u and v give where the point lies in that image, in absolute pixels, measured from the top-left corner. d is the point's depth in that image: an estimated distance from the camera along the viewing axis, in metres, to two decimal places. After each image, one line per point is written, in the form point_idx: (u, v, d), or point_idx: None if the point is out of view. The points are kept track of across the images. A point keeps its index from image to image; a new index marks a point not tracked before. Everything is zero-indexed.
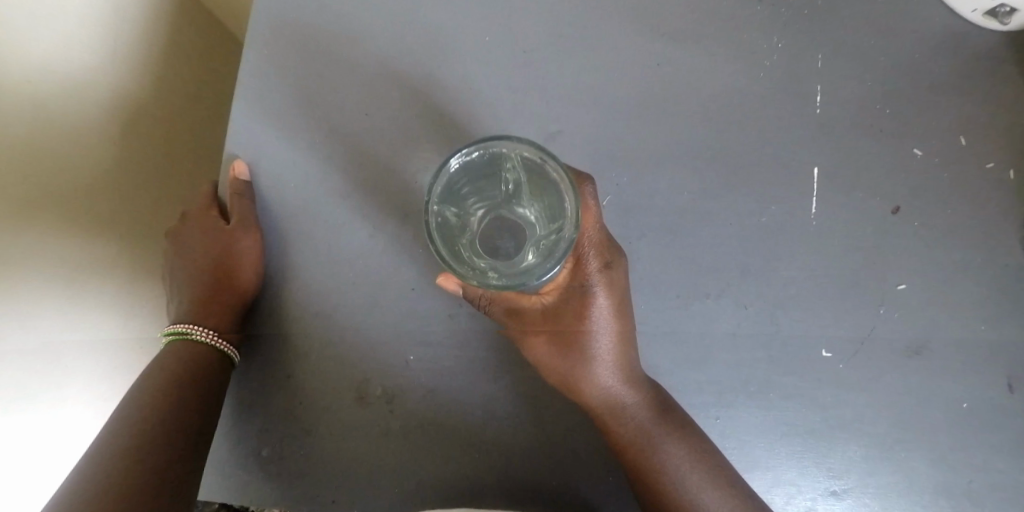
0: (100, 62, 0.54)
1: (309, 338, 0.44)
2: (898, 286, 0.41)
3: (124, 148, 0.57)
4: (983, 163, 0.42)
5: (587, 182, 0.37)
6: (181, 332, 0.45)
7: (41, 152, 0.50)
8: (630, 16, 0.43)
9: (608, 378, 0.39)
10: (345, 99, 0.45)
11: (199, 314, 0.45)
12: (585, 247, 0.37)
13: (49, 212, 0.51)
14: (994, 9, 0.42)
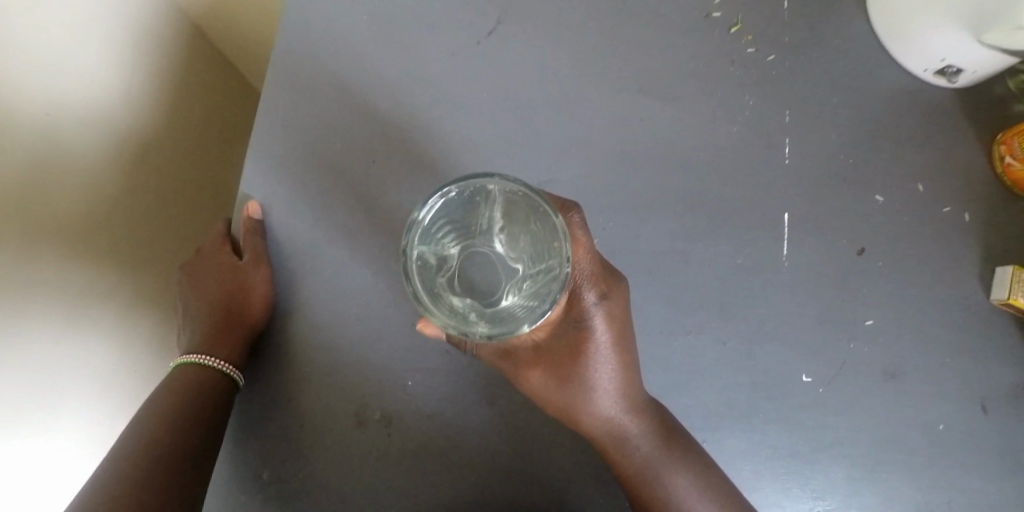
0: (103, 101, 0.57)
1: (313, 364, 0.46)
2: (866, 321, 0.45)
3: (122, 178, 0.60)
4: (942, 206, 0.46)
5: (575, 215, 0.37)
6: (197, 360, 0.47)
7: (51, 187, 0.52)
8: (615, 73, 0.47)
9: (608, 408, 0.39)
10: (356, 148, 0.49)
11: (213, 343, 0.47)
12: (580, 280, 0.36)
13: (60, 243, 0.54)
14: (942, 69, 0.46)
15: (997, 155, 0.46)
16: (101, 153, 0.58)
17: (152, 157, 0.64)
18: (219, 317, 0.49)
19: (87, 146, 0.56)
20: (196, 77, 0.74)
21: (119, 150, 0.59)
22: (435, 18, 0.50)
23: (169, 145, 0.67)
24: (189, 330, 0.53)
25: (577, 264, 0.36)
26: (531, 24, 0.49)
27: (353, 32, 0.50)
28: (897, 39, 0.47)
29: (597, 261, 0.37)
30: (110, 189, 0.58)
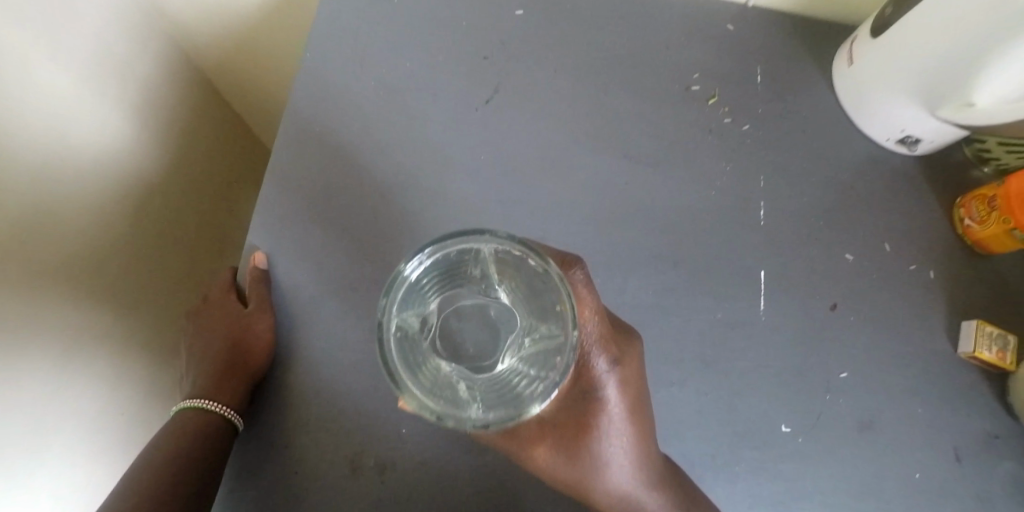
0: (102, 142, 0.60)
1: (311, 412, 0.48)
2: (841, 375, 0.47)
3: (111, 218, 0.61)
4: (907, 264, 0.50)
5: (577, 267, 0.35)
6: (202, 403, 0.48)
7: (52, 229, 0.53)
8: (603, 141, 0.52)
9: (619, 474, 0.38)
10: (360, 204, 0.52)
11: (216, 388, 0.48)
12: (589, 345, 0.34)
13: (53, 283, 0.54)
14: (903, 139, 0.51)
15: (957, 217, 0.51)
16: (112, 202, 0.61)
17: (156, 201, 0.69)
18: (222, 363, 0.50)
19: (87, 185, 0.58)
20: (190, 119, 0.76)
21: (112, 189, 0.62)
22: (436, 86, 0.54)
23: (171, 190, 0.72)
24: (193, 375, 0.55)
25: (586, 327, 0.34)
26: (526, 94, 0.53)
27: (359, 98, 0.54)
28: (861, 111, 0.52)
29: (603, 320, 0.36)
30: (118, 231, 0.62)
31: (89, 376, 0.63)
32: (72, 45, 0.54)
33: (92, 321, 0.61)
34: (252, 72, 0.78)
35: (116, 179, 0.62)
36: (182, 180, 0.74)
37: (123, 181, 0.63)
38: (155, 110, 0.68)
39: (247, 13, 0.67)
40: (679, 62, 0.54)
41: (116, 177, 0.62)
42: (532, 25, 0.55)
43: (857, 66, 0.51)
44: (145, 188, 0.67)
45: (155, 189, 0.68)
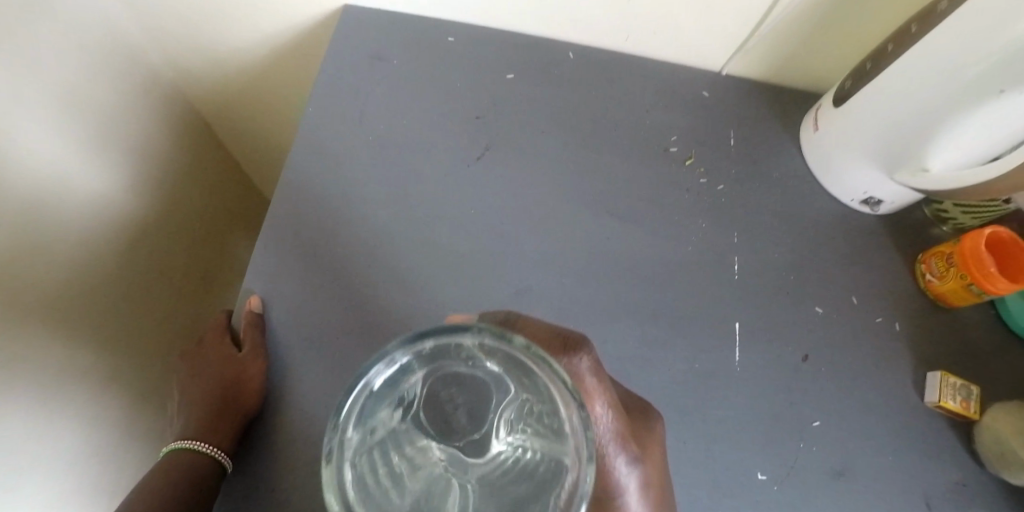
0: (94, 181, 0.62)
1: (300, 455, 0.47)
2: (814, 423, 0.49)
3: (96, 254, 0.63)
4: (873, 317, 0.53)
5: (585, 353, 0.32)
6: (189, 444, 0.46)
7: (37, 265, 0.54)
8: (589, 198, 0.55)
9: None
10: (354, 249, 0.53)
11: (205, 429, 0.46)
12: (606, 446, 0.32)
13: (39, 317, 0.55)
14: (866, 200, 0.56)
15: (919, 272, 0.55)
16: (106, 244, 0.64)
17: (150, 240, 0.72)
18: (210, 402, 0.49)
19: (74, 223, 0.59)
20: (185, 159, 0.79)
21: (99, 226, 0.63)
22: (431, 142, 0.57)
23: (165, 230, 0.75)
24: (176, 417, 0.52)
25: (600, 426, 0.31)
26: (517, 152, 0.57)
27: (357, 150, 0.57)
28: (826, 173, 0.57)
29: (619, 415, 0.33)
30: (113, 268, 0.65)
31: (78, 410, 0.64)
32: (79, 99, 0.58)
33: (86, 356, 0.63)
34: (250, 122, 0.82)
35: (105, 217, 0.64)
36: (175, 222, 0.77)
37: (111, 219, 0.65)
38: (152, 156, 0.72)
39: (244, 67, 0.71)
40: (660, 126, 0.59)
41: (106, 215, 0.64)
42: (524, 88, 0.60)
43: (822, 132, 0.56)
44: (132, 225, 0.68)
45: (142, 227, 0.70)
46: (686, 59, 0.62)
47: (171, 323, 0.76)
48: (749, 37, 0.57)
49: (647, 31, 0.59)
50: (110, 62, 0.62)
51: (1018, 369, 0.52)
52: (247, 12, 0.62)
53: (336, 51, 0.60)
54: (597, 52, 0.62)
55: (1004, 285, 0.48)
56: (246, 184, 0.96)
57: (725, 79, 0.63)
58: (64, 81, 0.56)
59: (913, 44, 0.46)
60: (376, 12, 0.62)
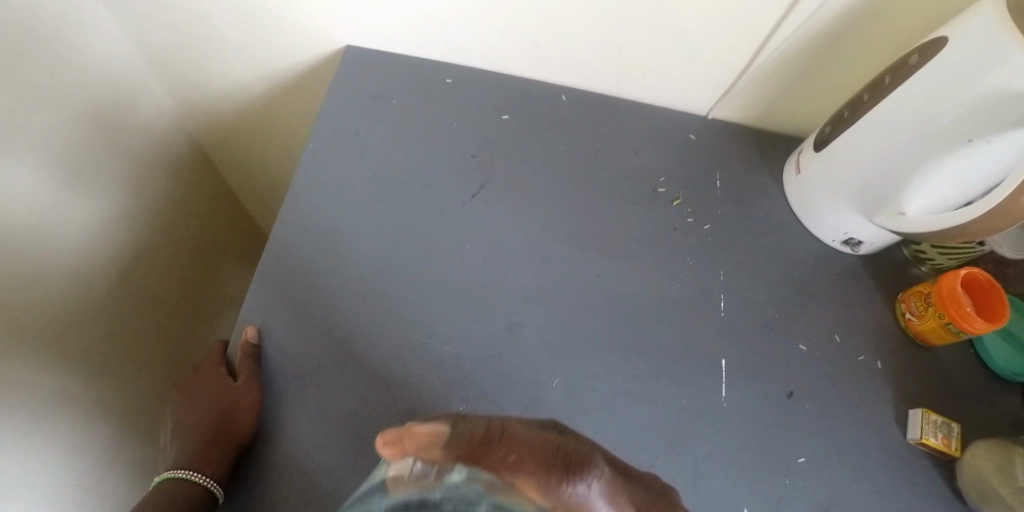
0: (90, 209, 0.63)
1: (290, 486, 0.46)
2: (799, 459, 0.50)
3: (88, 280, 0.63)
4: (855, 355, 0.55)
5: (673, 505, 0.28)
6: (183, 475, 0.46)
7: (29, 291, 0.55)
8: (581, 237, 0.57)
9: None
10: (349, 280, 0.54)
11: (198, 459, 0.46)
12: None
13: (29, 343, 0.56)
14: (846, 240, 0.58)
15: (899, 311, 0.57)
16: (101, 272, 0.65)
17: (143, 269, 0.73)
18: (204, 432, 0.49)
19: (69, 250, 0.60)
20: (183, 186, 0.81)
21: (95, 254, 0.64)
22: (427, 179, 0.59)
23: (159, 259, 0.76)
24: (167, 449, 0.52)
25: None
26: (511, 190, 0.59)
27: (355, 186, 0.58)
28: (810, 215, 0.59)
29: None
30: (107, 297, 0.66)
31: (67, 439, 0.64)
32: (80, 130, 0.60)
33: (77, 384, 0.63)
34: (250, 156, 0.84)
35: (101, 244, 0.65)
36: (169, 249, 0.78)
37: (106, 245, 0.66)
38: (150, 184, 0.73)
39: (246, 102, 0.74)
40: (648, 168, 0.62)
41: (102, 242, 0.65)
42: (518, 128, 0.62)
43: (804, 175, 0.58)
44: (126, 252, 0.70)
45: (135, 253, 0.71)
46: (674, 103, 0.65)
47: (162, 352, 0.77)
48: (733, 85, 0.60)
49: (636, 76, 0.62)
50: (115, 94, 0.64)
51: (997, 407, 0.54)
52: (254, 51, 0.65)
53: (337, 89, 0.62)
54: (588, 95, 0.65)
55: (981, 324, 0.49)
56: (243, 215, 0.98)
57: (711, 122, 0.66)
58: (67, 112, 0.58)
59: (887, 93, 0.48)
60: (376, 53, 0.65)
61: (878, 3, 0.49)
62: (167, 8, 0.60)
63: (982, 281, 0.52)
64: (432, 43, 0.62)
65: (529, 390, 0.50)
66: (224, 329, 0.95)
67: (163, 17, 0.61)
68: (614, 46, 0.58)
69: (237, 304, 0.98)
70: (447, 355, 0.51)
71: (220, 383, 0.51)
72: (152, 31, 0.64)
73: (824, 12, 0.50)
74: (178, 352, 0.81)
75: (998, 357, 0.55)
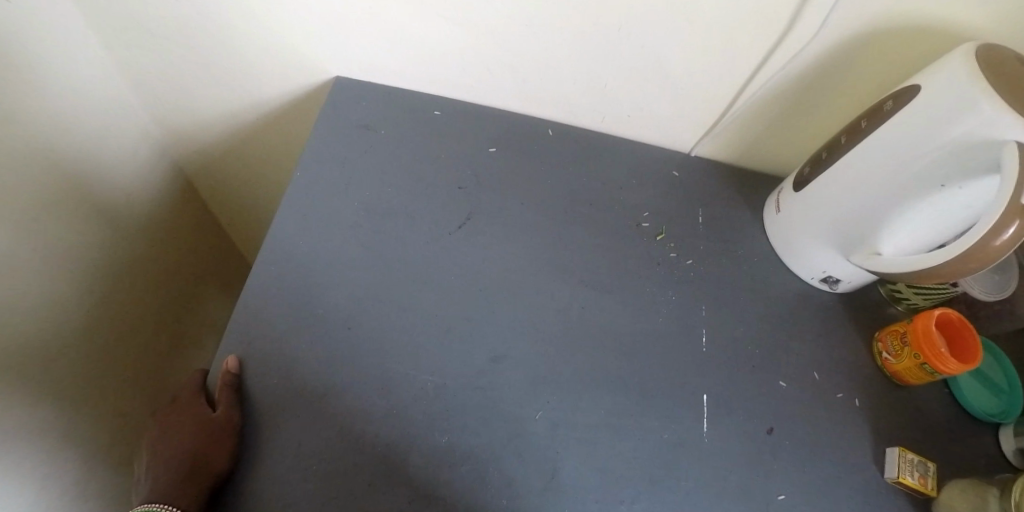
0: (66, 231, 0.62)
1: None
2: (779, 496, 0.50)
3: (63, 303, 0.62)
4: (834, 391, 0.56)
5: None
6: (157, 508, 0.44)
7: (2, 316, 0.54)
8: (565, 270, 0.58)
9: None
10: (333, 310, 0.54)
11: (173, 493, 0.45)
12: None
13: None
14: (824, 278, 0.59)
15: (876, 350, 0.58)
16: (77, 297, 0.64)
17: (121, 295, 0.72)
18: (182, 466, 0.47)
19: (44, 272, 0.59)
20: (165, 207, 0.80)
21: (71, 275, 0.63)
22: (414, 210, 0.59)
23: (139, 284, 0.75)
24: (141, 482, 0.50)
25: None
26: (497, 222, 0.60)
27: (340, 215, 0.58)
28: (790, 253, 0.61)
29: None
30: (82, 323, 0.65)
31: (34, 470, 0.62)
32: (60, 155, 0.60)
33: (48, 413, 0.62)
34: (235, 181, 0.84)
35: (77, 265, 0.64)
36: (149, 270, 0.77)
37: (83, 266, 0.65)
38: (131, 205, 0.72)
39: (232, 128, 0.74)
40: (633, 203, 0.63)
41: (78, 263, 0.64)
42: (504, 162, 0.63)
43: (785, 213, 0.60)
44: (104, 273, 0.69)
45: (113, 274, 0.70)
46: (657, 140, 0.66)
47: (138, 379, 0.76)
48: (714, 124, 0.62)
49: (620, 113, 0.63)
50: (98, 120, 0.64)
51: (970, 446, 0.55)
52: (244, 80, 0.66)
53: (326, 120, 0.63)
54: (573, 131, 0.67)
55: (954, 365, 0.50)
56: (225, 241, 0.97)
57: (694, 159, 0.67)
58: (48, 138, 0.58)
59: (864, 137, 0.50)
60: (366, 85, 0.66)
61: (853, 51, 0.50)
62: (154, 34, 0.61)
63: (968, 335, 0.53)
64: (420, 77, 0.63)
65: (511, 424, 0.50)
66: (203, 355, 0.94)
67: (152, 44, 0.62)
68: (598, 83, 0.59)
69: (216, 332, 0.97)
70: (430, 387, 0.51)
71: (199, 413, 0.50)
72: (141, 58, 0.64)
73: (803, 56, 0.52)
74: (153, 379, 0.80)
75: (972, 398, 0.57)
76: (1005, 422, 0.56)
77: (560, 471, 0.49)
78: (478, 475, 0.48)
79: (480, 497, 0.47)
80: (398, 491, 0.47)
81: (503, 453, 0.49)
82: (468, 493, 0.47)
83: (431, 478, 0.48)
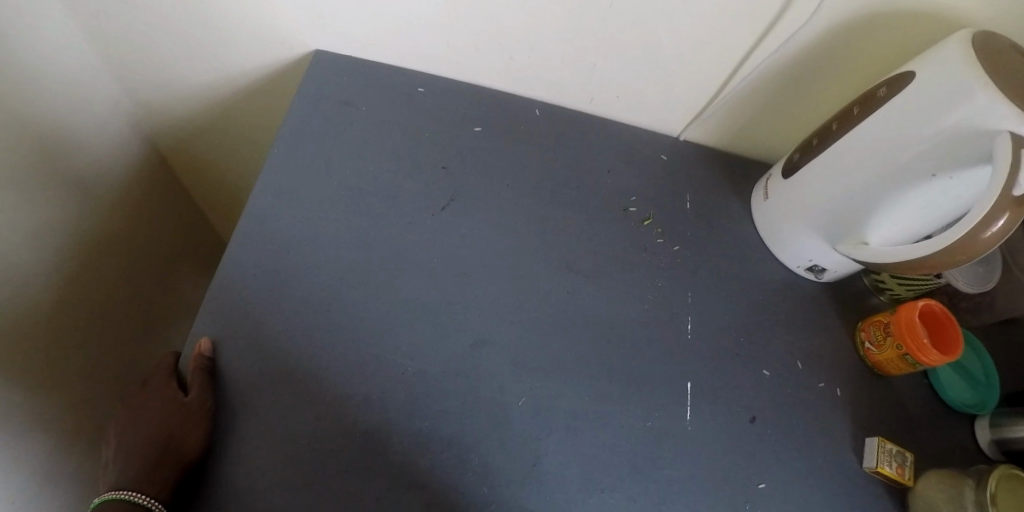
0: (34, 204, 0.59)
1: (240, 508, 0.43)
2: (760, 484, 0.50)
3: (31, 279, 0.60)
4: (817, 381, 0.56)
5: None
6: (127, 495, 0.43)
7: None
8: (550, 254, 0.57)
9: None
10: (310, 291, 0.52)
11: (144, 479, 0.43)
12: None
13: None
14: (810, 267, 0.59)
15: (859, 340, 0.58)
16: (46, 274, 0.62)
17: (90, 273, 0.69)
18: (150, 451, 0.45)
19: (12, 246, 0.57)
20: (137, 180, 0.77)
21: (39, 250, 0.61)
22: (396, 190, 0.57)
23: (108, 261, 0.72)
24: (109, 468, 0.48)
25: None
26: (482, 204, 0.58)
27: (319, 193, 0.56)
28: (776, 241, 0.60)
29: None
30: (49, 303, 0.63)
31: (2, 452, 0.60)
32: (26, 131, 0.57)
33: (15, 395, 0.59)
34: (211, 157, 0.81)
35: (46, 239, 0.62)
36: (118, 246, 0.74)
37: (51, 241, 0.62)
38: (101, 179, 0.69)
39: (207, 101, 0.71)
40: (620, 187, 0.62)
41: (46, 236, 0.62)
42: (490, 143, 0.62)
43: (773, 200, 0.59)
44: (73, 248, 0.66)
45: (82, 249, 0.67)
46: (647, 124, 0.65)
47: (107, 360, 0.73)
48: (704, 108, 0.60)
49: (609, 94, 0.61)
50: (64, 90, 0.61)
51: (947, 436, 0.56)
52: (217, 53, 0.63)
53: (305, 94, 0.60)
54: (561, 111, 0.65)
55: (935, 356, 0.50)
56: (200, 219, 0.94)
57: (683, 144, 0.66)
58: (14, 112, 0.54)
59: (854, 125, 0.49)
60: (348, 60, 0.63)
61: (849, 35, 0.49)
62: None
63: (950, 327, 0.53)
64: (403, 52, 0.61)
65: (493, 410, 0.49)
66: (177, 337, 0.91)
67: (122, 12, 0.58)
68: (590, 63, 0.57)
69: (190, 313, 0.95)
70: (410, 371, 0.49)
71: (170, 397, 0.48)
72: (108, 25, 0.60)
73: (796, 40, 0.51)
74: (125, 360, 0.78)
75: (950, 389, 0.57)
76: (981, 413, 0.57)
77: (542, 458, 0.48)
78: (458, 462, 0.47)
79: (460, 484, 0.46)
80: (376, 476, 0.46)
81: (483, 440, 0.48)
82: (448, 479, 0.46)
83: (409, 464, 0.46)
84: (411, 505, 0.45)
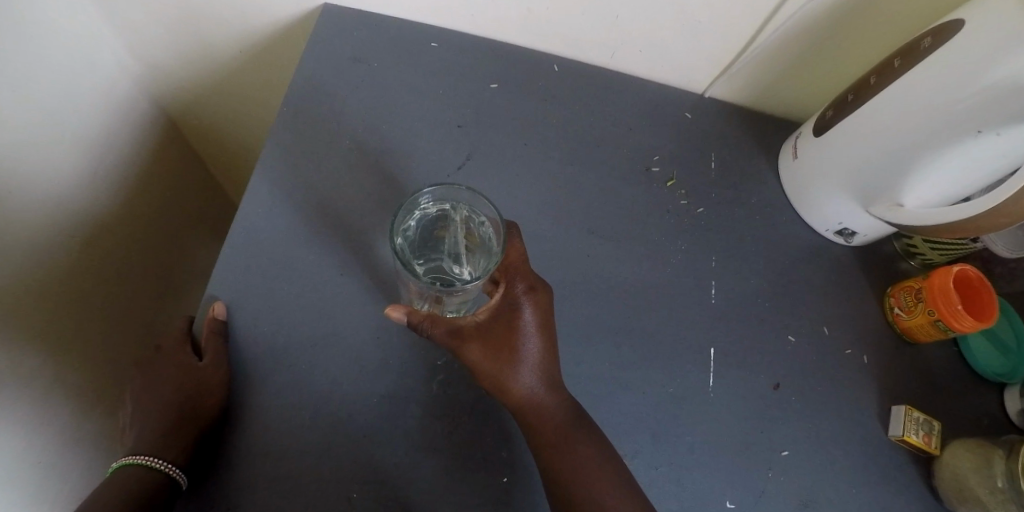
0: (54, 165, 0.58)
1: (255, 470, 0.43)
2: (783, 453, 0.49)
3: (47, 242, 0.59)
4: (845, 349, 0.54)
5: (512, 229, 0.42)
6: (144, 462, 0.42)
7: None
8: (570, 215, 0.55)
9: (530, 356, 0.43)
10: (324, 252, 0.51)
11: (161, 446, 0.43)
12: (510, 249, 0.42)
13: None
14: (840, 231, 0.57)
15: (888, 306, 0.56)
16: (60, 238, 0.61)
17: (103, 237, 0.68)
18: (167, 417, 0.45)
19: (32, 210, 0.56)
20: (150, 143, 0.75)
21: (55, 212, 0.60)
22: (410, 149, 0.56)
23: (121, 225, 0.71)
24: (126, 433, 0.48)
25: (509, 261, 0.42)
26: (499, 164, 0.56)
27: (331, 152, 0.55)
28: (804, 202, 0.58)
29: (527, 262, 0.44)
30: (64, 267, 0.62)
31: (20, 417, 0.61)
32: (47, 91, 0.55)
33: (31, 358, 0.59)
34: (222, 118, 0.79)
35: (65, 202, 0.61)
36: (132, 211, 0.73)
37: (69, 203, 0.61)
38: (117, 143, 0.68)
39: (215, 61, 0.68)
40: (643, 147, 0.59)
41: (65, 199, 0.61)
42: (507, 100, 0.59)
43: (802, 160, 0.56)
44: (88, 212, 0.65)
45: (97, 213, 0.67)
46: (671, 80, 0.62)
47: (121, 326, 0.74)
48: (733, 62, 0.57)
49: (633, 49, 0.58)
50: (79, 51, 0.59)
51: (974, 406, 0.54)
52: (221, 9, 0.60)
53: (314, 49, 0.58)
54: (582, 67, 0.62)
55: (968, 322, 0.49)
56: (211, 182, 0.93)
57: (708, 102, 0.63)
58: (33, 73, 0.53)
59: (895, 78, 0.46)
60: (358, 14, 0.60)
61: None
62: None
63: (984, 290, 0.51)
64: (415, 4, 0.58)
65: None
66: (189, 302, 0.91)
67: None
68: (613, 15, 0.54)
69: (202, 278, 0.95)
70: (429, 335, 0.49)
71: (184, 361, 0.47)
72: None
73: None
74: (139, 324, 0.78)
75: (980, 356, 0.55)
76: (1012, 381, 0.55)
77: None
78: (477, 427, 0.47)
79: (478, 446, 0.46)
80: (392, 439, 0.45)
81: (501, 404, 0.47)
82: (465, 442, 0.46)
83: (427, 425, 0.46)
84: (427, 469, 0.45)
